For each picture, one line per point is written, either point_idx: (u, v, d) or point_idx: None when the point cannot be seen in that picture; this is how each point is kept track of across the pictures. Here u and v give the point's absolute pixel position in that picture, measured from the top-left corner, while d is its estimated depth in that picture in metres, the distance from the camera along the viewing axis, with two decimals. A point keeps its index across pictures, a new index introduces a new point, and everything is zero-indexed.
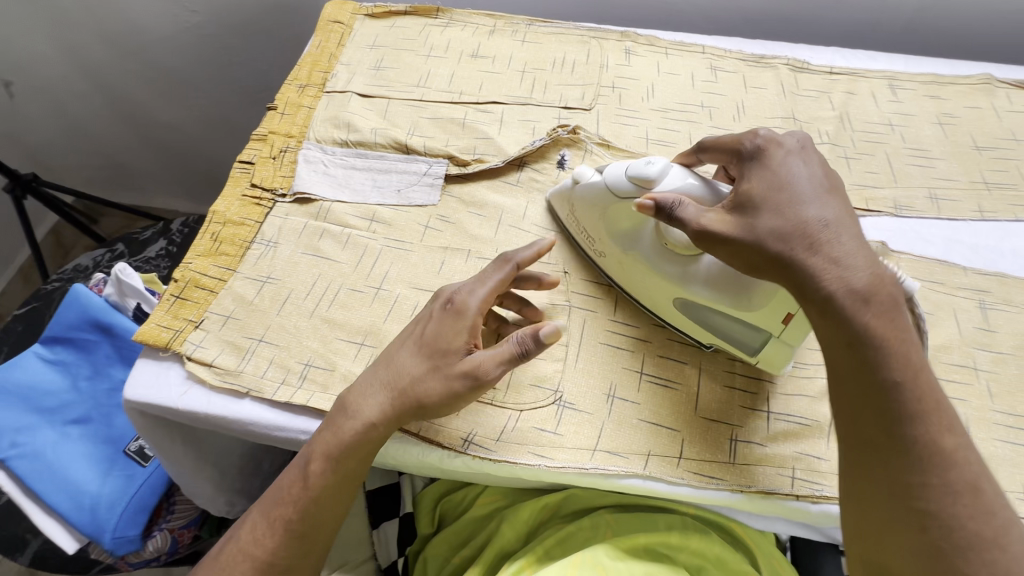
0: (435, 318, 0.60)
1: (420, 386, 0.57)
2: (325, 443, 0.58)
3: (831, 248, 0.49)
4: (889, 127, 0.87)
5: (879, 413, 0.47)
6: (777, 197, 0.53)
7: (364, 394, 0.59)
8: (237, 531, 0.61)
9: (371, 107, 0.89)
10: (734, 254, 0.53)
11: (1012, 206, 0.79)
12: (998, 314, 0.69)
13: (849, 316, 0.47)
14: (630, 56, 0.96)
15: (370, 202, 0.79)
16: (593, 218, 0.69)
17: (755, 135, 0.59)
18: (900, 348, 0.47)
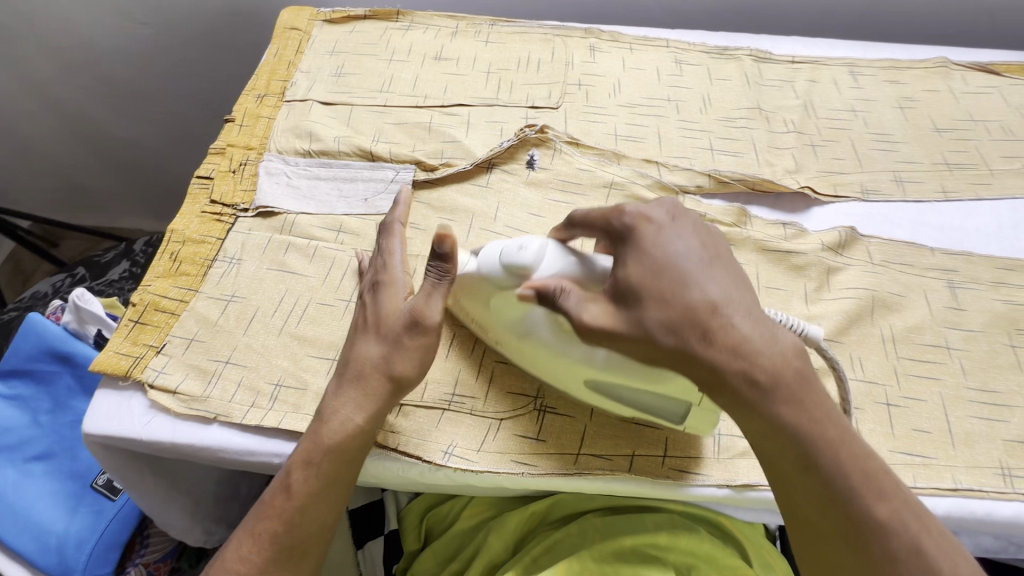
0: (370, 301, 0.60)
1: (387, 376, 0.56)
2: (303, 452, 0.55)
3: (722, 335, 0.44)
4: (853, 112, 0.88)
5: (813, 493, 0.45)
6: (657, 282, 0.46)
7: (334, 397, 0.56)
8: (221, 551, 0.57)
9: (334, 115, 0.87)
10: (631, 350, 0.47)
11: (972, 185, 0.81)
12: (968, 293, 0.70)
13: (758, 404, 0.44)
14: (596, 53, 0.95)
15: (335, 213, 0.77)
16: (477, 306, 0.60)
17: (622, 212, 0.52)
18: (818, 425, 0.44)
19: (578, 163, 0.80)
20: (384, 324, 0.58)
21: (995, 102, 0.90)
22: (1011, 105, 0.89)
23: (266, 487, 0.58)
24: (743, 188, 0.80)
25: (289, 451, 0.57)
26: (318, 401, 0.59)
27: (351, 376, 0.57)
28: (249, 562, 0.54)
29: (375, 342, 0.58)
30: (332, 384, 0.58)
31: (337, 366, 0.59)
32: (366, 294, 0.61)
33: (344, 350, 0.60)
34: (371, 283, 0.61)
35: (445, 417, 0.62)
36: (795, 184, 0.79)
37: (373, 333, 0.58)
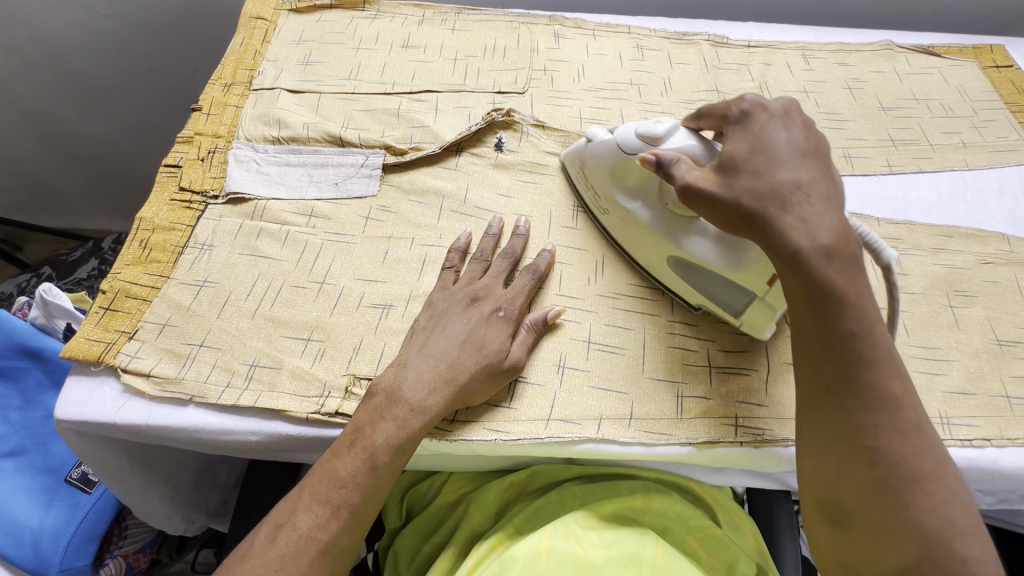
0: (481, 321, 0.64)
1: (472, 376, 0.61)
2: (390, 433, 0.58)
3: (801, 209, 0.52)
4: (805, 93, 0.93)
5: (834, 356, 0.50)
6: (756, 161, 0.55)
7: (416, 386, 0.60)
8: (285, 515, 0.56)
9: (302, 103, 0.87)
10: (715, 212, 0.55)
11: (914, 159, 0.86)
12: (910, 259, 0.75)
13: (814, 273, 0.50)
14: (560, 39, 0.98)
15: (307, 197, 0.77)
16: (602, 176, 0.72)
17: (743, 99, 0.60)
18: (857, 299, 0.50)
19: (545, 146, 0.83)
20: (485, 344, 0.63)
21: (936, 82, 0.95)
22: (950, 84, 0.95)
23: (328, 456, 0.58)
24: None
25: (367, 428, 0.58)
26: (390, 378, 0.61)
27: (438, 370, 0.61)
28: (327, 531, 0.55)
29: (467, 348, 0.62)
30: (411, 368, 0.61)
31: (417, 355, 0.62)
32: (467, 304, 0.66)
33: (421, 341, 0.63)
34: (480, 301, 0.66)
35: None
36: None
37: (470, 341, 0.63)
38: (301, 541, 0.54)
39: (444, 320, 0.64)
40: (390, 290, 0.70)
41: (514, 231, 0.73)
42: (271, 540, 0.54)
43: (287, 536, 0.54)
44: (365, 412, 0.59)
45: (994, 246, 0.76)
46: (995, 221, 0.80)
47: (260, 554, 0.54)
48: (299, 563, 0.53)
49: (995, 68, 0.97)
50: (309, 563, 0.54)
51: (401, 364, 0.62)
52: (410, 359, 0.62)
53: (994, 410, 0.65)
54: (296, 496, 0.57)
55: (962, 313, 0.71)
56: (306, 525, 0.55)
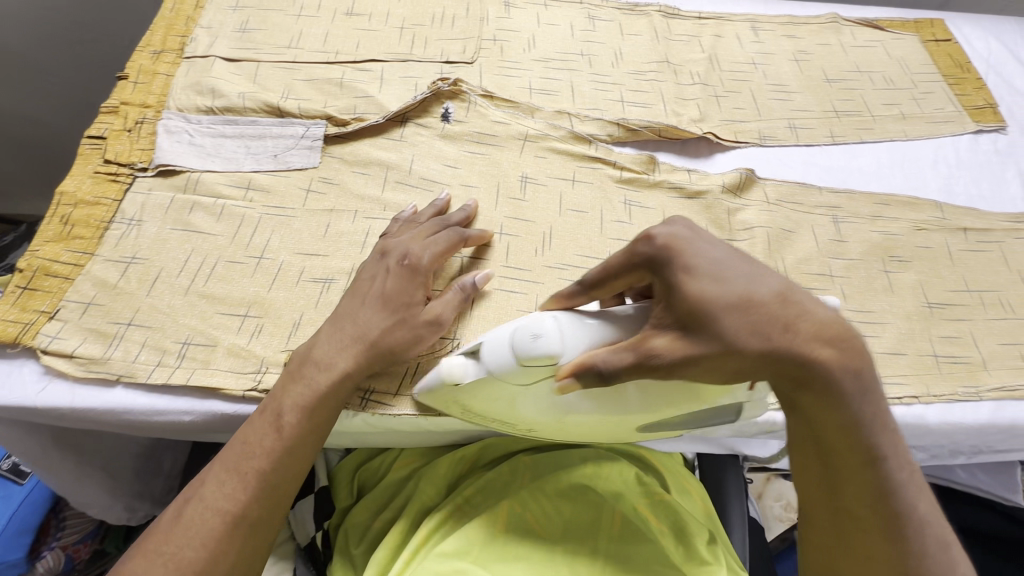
0: (390, 271, 0.62)
1: (381, 335, 0.59)
2: (295, 394, 0.56)
3: (800, 329, 0.41)
4: (753, 65, 0.93)
5: (862, 482, 0.45)
6: (731, 291, 0.42)
7: (328, 347, 0.58)
8: (197, 487, 0.54)
9: (239, 72, 0.83)
10: (727, 367, 0.42)
11: (856, 130, 0.87)
12: (850, 226, 0.77)
13: (847, 400, 0.43)
14: (510, 9, 0.96)
15: (244, 170, 0.74)
16: (497, 403, 0.53)
17: (648, 238, 0.46)
18: (874, 419, 0.44)
19: (492, 116, 0.81)
20: (398, 301, 0.60)
21: (879, 55, 0.97)
22: (892, 57, 0.97)
23: (244, 425, 0.57)
24: (651, 135, 0.83)
25: (278, 392, 0.57)
26: (304, 345, 0.60)
27: (347, 331, 0.59)
28: (235, 499, 0.53)
29: (379, 304, 0.60)
30: (323, 332, 0.60)
31: (329, 321, 0.61)
32: (379, 261, 0.63)
33: (336, 306, 0.62)
34: (389, 255, 0.63)
35: None
36: (700, 131, 0.83)
37: (380, 296, 0.60)
38: (207, 512, 0.53)
39: (355, 284, 0.63)
40: (331, 265, 0.68)
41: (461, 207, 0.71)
42: (180, 514, 0.53)
43: (193, 508, 0.53)
44: (278, 379, 0.58)
45: (928, 214, 0.79)
46: (930, 189, 0.82)
47: (164, 532, 0.52)
48: (201, 535, 0.52)
49: (935, 41, 0.99)
50: (213, 534, 0.52)
51: (319, 331, 0.61)
52: (323, 326, 0.61)
53: (923, 368, 0.67)
54: (209, 468, 0.55)
55: (896, 277, 0.73)
56: (212, 493, 0.53)
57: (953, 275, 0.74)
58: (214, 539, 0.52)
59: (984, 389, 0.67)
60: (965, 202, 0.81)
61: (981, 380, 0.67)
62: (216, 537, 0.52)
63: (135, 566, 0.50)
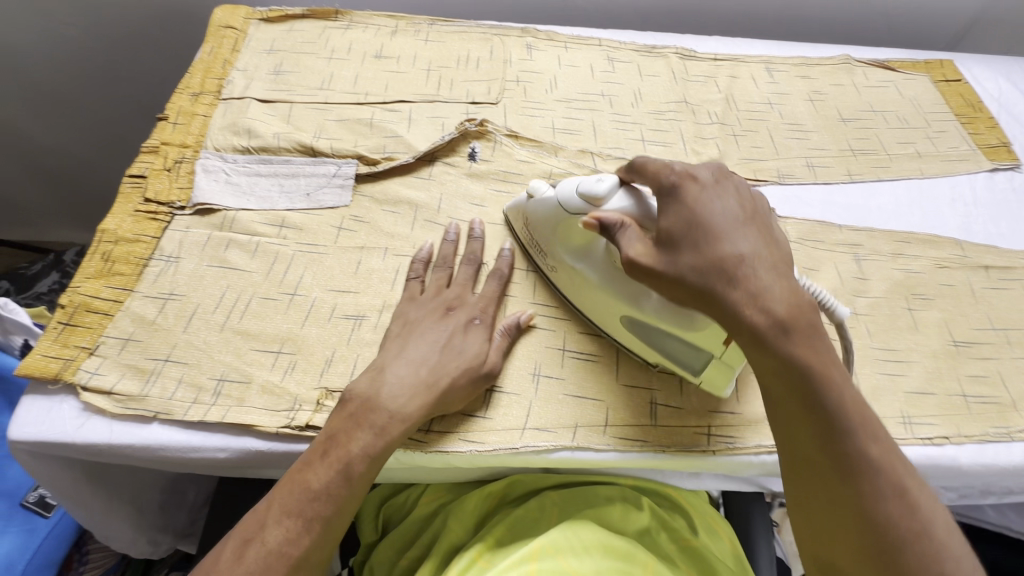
0: (456, 324, 0.65)
1: (453, 383, 0.61)
2: (364, 441, 0.57)
3: (750, 280, 0.50)
4: (769, 105, 0.96)
5: (812, 432, 0.49)
6: (694, 233, 0.52)
7: (394, 394, 0.59)
8: (256, 529, 0.54)
9: (273, 113, 0.86)
10: (660, 287, 0.53)
11: (873, 168, 0.89)
12: (871, 264, 0.78)
13: (779, 346, 0.49)
14: (532, 51, 0.99)
15: (278, 208, 0.76)
16: (546, 231, 0.69)
17: (672, 168, 0.57)
18: (824, 369, 0.49)
19: (517, 155, 0.83)
20: (469, 350, 0.63)
21: (892, 95, 0.99)
22: (905, 96, 0.99)
23: (299, 466, 0.57)
24: None
25: (343, 436, 0.57)
26: (368, 385, 0.60)
27: (419, 376, 0.61)
28: (300, 544, 0.54)
29: (452, 352, 0.63)
30: (389, 373, 0.61)
31: (394, 363, 0.61)
32: (448, 311, 0.66)
33: (398, 348, 0.63)
34: (457, 306, 0.67)
35: None
36: None
37: (452, 345, 0.63)
38: (270, 556, 0.53)
39: (424, 329, 0.64)
40: (362, 302, 0.70)
41: (471, 233, 0.73)
42: (242, 555, 0.53)
43: (257, 549, 0.53)
44: (340, 420, 0.58)
45: (948, 251, 0.80)
46: (949, 226, 0.83)
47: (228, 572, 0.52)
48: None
49: (946, 81, 1.02)
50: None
51: (378, 371, 0.61)
52: (387, 366, 0.61)
53: (952, 409, 0.67)
54: (267, 508, 0.55)
55: (920, 315, 0.74)
56: (276, 536, 0.54)
57: (977, 314, 0.75)
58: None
59: (1016, 430, 0.66)
60: (986, 240, 0.82)
61: (1012, 421, 0.67)
62: None
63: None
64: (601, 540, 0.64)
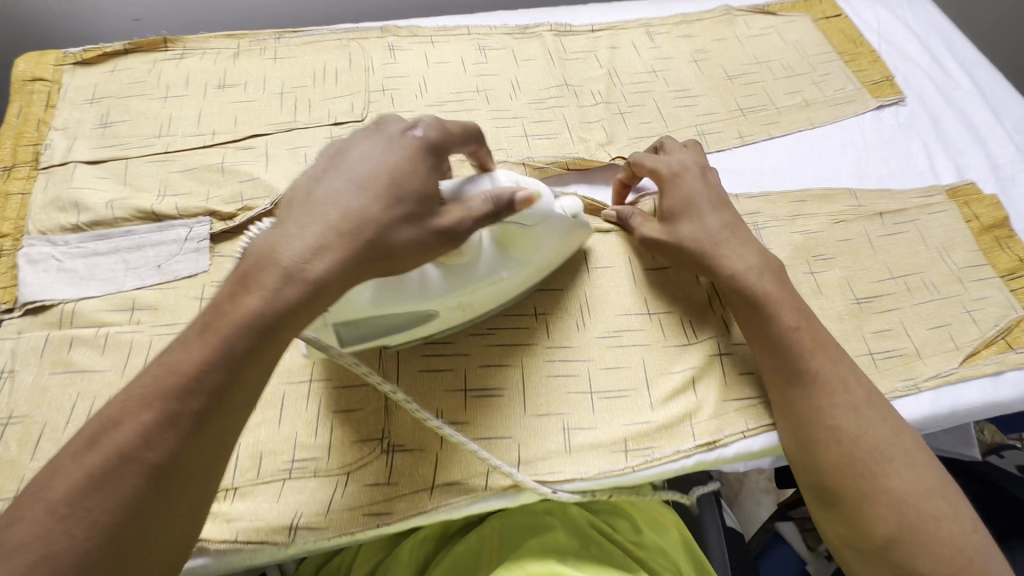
0: (400, 153, 0.50)
1: (381, 229, 0.48)
2: (255, 299, 0.44)
3: (727, 247, 0.64)
4: (653, 73, 0.91)
5: (794, 366, 0.59)
6: (689, 205, 0.66)
7: (302, 241, 0.45)
8: (118, 418, 0.42)
9: (105, 175, 0.76)
10: (665, 252, 0.67)
11: (764, 126, 0.86)
12: (771, 231, 0.76)
13: (751, 307, 0.62)
14: (395, 52, 0.90)
15: (126, 289, 0.68)
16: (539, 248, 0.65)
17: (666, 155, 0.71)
18: (810, 332, 0.61)
19: None
20: (413, 193, 0.49)
21: (775, 42, 0.96)
22: (788, 42, 0.96)
23: (172, 343, 0.45)
24: (559, 171, 0.79)
25: (229, 303, 0.45)
26: (263, 236, 0.46)
27: (329, 221, 0.46)
28: (160, 443, 0.41)
29: (380, 194, 0.48)
30: (293, 226, 0.46)
31: (299, 207, 0.47)
32: (400, 137, 0.52)
33: (314, 186, 0.48)
34: (421, 127, 0.53)
35: (286, 488, 0.58)
36: (608, 159, 0.81)
37: (383, 183, 0.49)
38: (131, 454, 0.41)
39: (348, 164, 0.50)
40: None
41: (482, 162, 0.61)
42: (86, 455, 0.41)
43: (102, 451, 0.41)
44: (228, 282, 0.46)
45: (843, 203, 0.79)
46: (843, 176, 0.82)
47: (74, 471, 0.41)
48: (115, 486, 0.40)
49: (826, 19, 0.99)
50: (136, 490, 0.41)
51: (282, 220, 0.46)
52: (296, 209, 0.47)
53: (861, 370, 0.67)
54: (126, 394, 0.43)
55: (822, 277, 0.73)
56: (128, 434, 0.41)
57: (877, 264, 0.74)
58: (141, 489, 0.41)
59: (921, 379, 0.66)
60: (878, 184, 0.81)
61: (917, 370, 0.67)
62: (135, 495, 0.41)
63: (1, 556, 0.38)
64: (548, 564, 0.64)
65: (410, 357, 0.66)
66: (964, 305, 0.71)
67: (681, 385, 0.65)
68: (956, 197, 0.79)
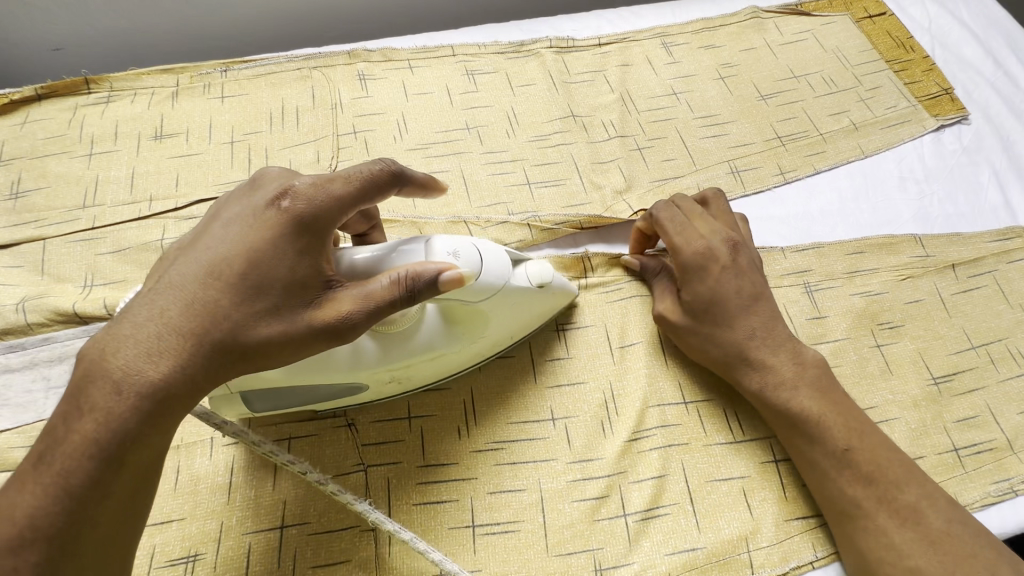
0: (265, 225, 0.41)
1: (241, 322, 0.39)
2: (84, 427, 0.35)
3: (762, 354, 0.55)
4: (673, 96, 0.77)
5: (846, 490, 0.51)
6: (717, 303, 0.57)
7: (138, 346, 0.37)
8: None
9: (18, 261, 0.62)
10: (685, 344, 0.59)
11: (808, 157, 0.73)
12: (826, 294, 0.64)
13: (795, 421, 0.53)
14: (367, 82, 0.76)
15: (46, 415, 0.55)
16: (495, 321, 0.55)
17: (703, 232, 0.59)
18: (866, 448, 0.51)
19: None
20: (278, 280, 0.40)
21: (813, 49, 0.82)
22: (827, 49, 0.82)
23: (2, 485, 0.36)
24: (571, 230, 0.67)
25: (65, 430, 0.36)
26: (96, 343, 0.37)
27: (174, 319, 0.38)
28: None
29: (233, 283, 0.39)
30: (128, 329, 0.37)
31: (140, 301, 0.39)
32: (265, 210, 0.41)
33: (164, 276, 0.40)
34: (290, 195, 0.42)
35: None
36: (629, 211, 0.68)
37: (238, 270, 0.40)
38: None
39: (201, 250, 0.41)
40: (190, 533, 0.50)
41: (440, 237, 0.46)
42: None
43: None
44: (63, 404, 0.36)
45: (908, 254, 0.66)
46: (903, 218, 0.69)
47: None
48: None
49: (868, 19, 0.85)
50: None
51: (120, 319, 0.38)
52: (139, 309, 0.39)
53: (947, 472, 0.56)
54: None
55: (890, 352, 0.61)
56: None
57: (953, 332, 0.62)
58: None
59: (1018, 481, 0.55)
60: (946, 226, 0.69)
61: (1013, 469, 0.56)
62: None
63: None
64: None
65: (403, 487, 0.53)
66: None
67: (733, 503, 0.54)
68: None
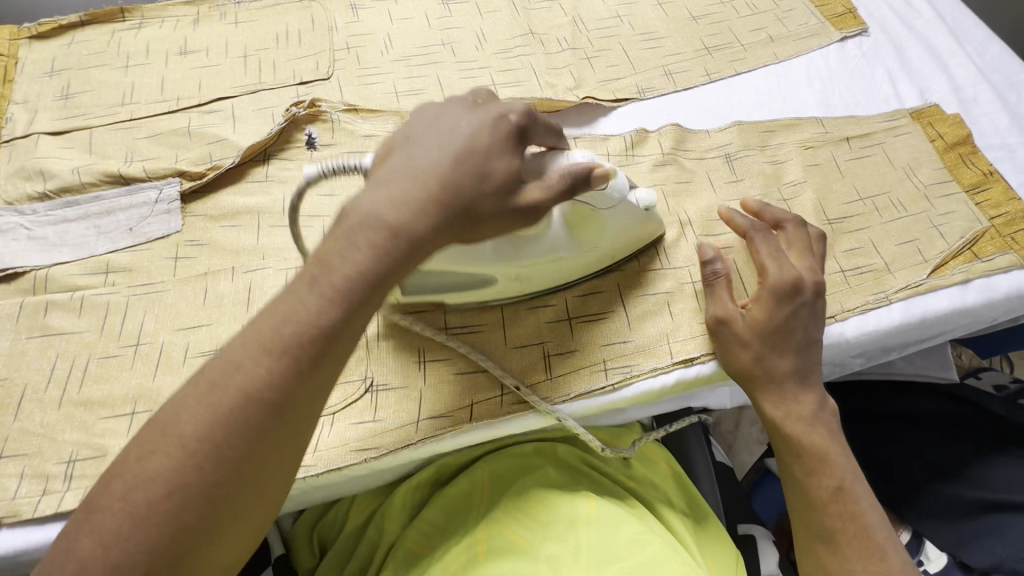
0: (499, 129, 0.47)
1: (483, 197, 0.45)
2: (358, 269, 0.41)
3: (794, 389, 0.60)
4: (618, 18, 0.91)
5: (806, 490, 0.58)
6: (785, 332, 0.60)
7: (402, 205, 0.42)
8: (218, 369, 0.40)
9: (69, 144, 0.75)
10: (725, 352, 0.62)
11: (731, 62, 0.87)
12: (742, 162, 0.77)
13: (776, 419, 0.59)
14: (358, 11, 0.90)
15: (98, 253, 0.67)
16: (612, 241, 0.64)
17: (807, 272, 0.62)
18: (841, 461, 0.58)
19: (361, 131, 0.76)
20: (502, 176, 0.46)
21: None
22: None
23: (274, 302, 0.42)
24: None
25: (335, 263, 0.42)
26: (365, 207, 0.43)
27: (429, 185, 0.43)
28: (257, 394, 0.40)
29: (479, 164, 0.45)
30: (391, 196, 0.43)
31: (395, 172, 0.44)
32: (496, 121, 0.47)
33: (417, 153, 0.45)
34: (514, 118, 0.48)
35: None
36: (576, 98, 0.81)
37: (482, 158, 0.45)
38: (227, 416, 0.39)
39: (454, 141, 0.45)
40: (218, 333, 0.63)
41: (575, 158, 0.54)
42: (206, 401, 0.40)
43: (216, 403, 0.39)
44: (336, 242, 0.42)
45: (811, 131, 0.80)
46: (809, 106, 0.83)
47: (193, 417, 0.39)
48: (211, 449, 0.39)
49: None
50: (237, 458, 0.40)
51: (385, 187, 0.43)
52: (396, 178, 0.44)
53: (835, 287, 0.68)
54: (232, 347, 0.41)
55: (793, 203, 0.74)
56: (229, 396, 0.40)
57: (845, 188, 0.75)
58: (236, 460, 0.40)
59: (892, 292, 0.68)
60: (844, 111, 0.82)
61: (888, 284, 0.68)
62: (231, 455, 0.39)
63: (115, 485, 0.38)
64: (537, 498, 0.66)
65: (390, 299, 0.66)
66: (931, 221, 0.73)
67: (659, 311, 0.66)
68: (920, 118, 0.81)
